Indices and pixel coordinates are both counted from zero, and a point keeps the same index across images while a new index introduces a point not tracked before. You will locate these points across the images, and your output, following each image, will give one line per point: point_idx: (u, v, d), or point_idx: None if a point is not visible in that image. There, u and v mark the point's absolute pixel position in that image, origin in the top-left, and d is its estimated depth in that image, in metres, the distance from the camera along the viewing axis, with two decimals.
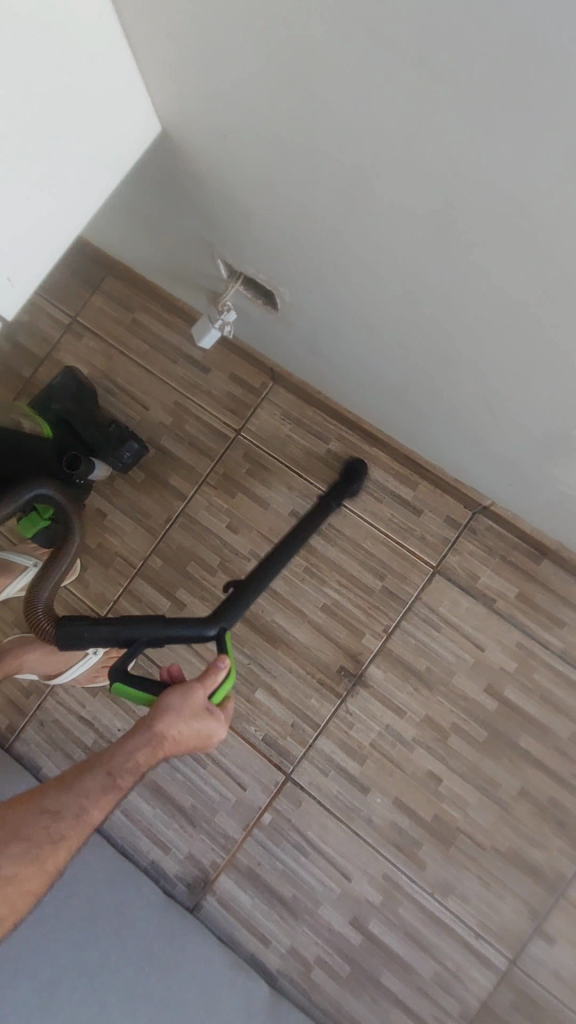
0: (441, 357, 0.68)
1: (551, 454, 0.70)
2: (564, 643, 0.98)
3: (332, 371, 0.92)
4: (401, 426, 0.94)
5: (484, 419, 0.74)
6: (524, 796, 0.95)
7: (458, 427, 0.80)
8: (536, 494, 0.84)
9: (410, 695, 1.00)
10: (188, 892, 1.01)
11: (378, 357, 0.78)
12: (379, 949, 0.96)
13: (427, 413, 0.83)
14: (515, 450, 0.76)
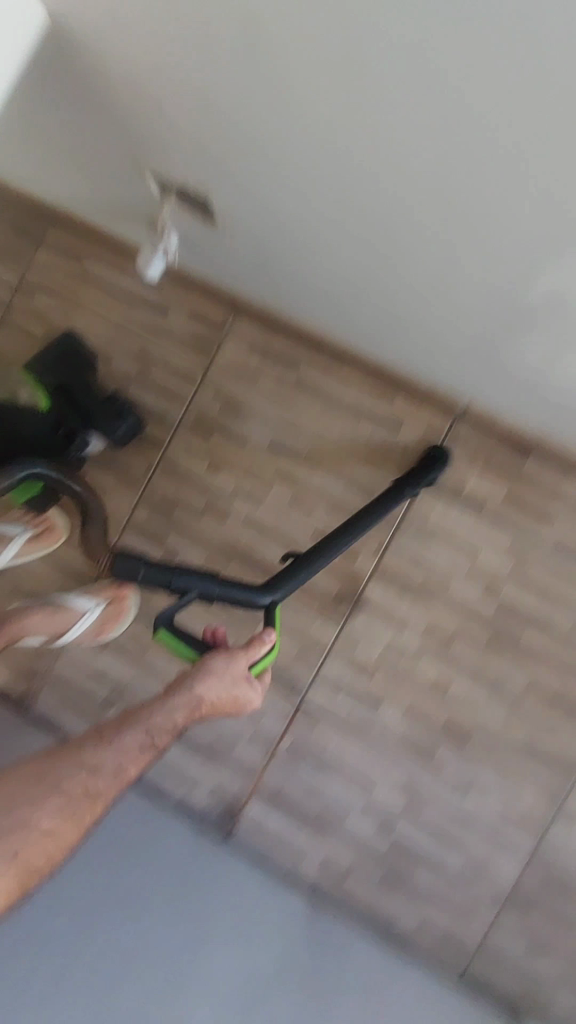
0: (391, 239, 0.63)
1: (520, 341, 0.67)
2: (558, 536, 0.96)
3: (295, 288, 0.88)
4: (370, 335, 0.90)
5: (448, 305, 0.69)
6: (532, 689, 0.97)
7: (427, 327, 0.77)
8: (513, 381, 0.80)
9: (410, 607, 1.00)
10: (219, 820, 1.05)
11: (335, 259, 0.74)
12: (408, 850, 0.99)
13: (391, 312, 0.79)
14: (484, 334, 0.72)
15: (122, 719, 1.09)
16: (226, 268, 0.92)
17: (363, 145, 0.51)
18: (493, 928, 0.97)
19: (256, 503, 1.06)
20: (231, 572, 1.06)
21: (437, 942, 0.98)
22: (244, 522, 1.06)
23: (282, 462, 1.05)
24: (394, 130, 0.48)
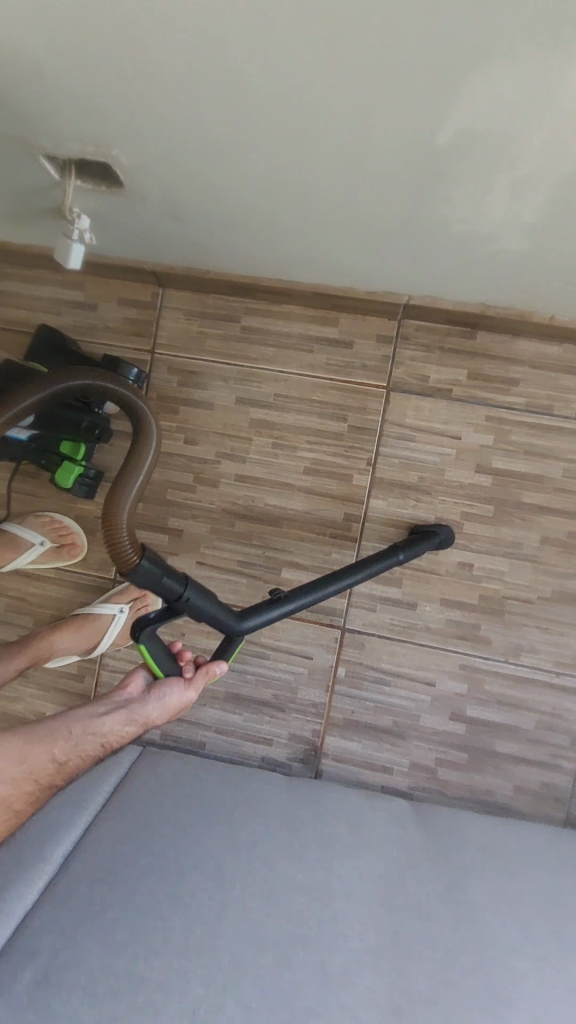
0: (295, 133, 0.64)
1: (447, 199, 0.71)
2: (525, 397, 1.02)
3: (215, 234, 0.89)
4: (298, 255, 0.91)
5: (365, 182, 0.71)
6: (546, 542, 1.02)
7: (356, 221, 0.79)
8: (444, 249, 0.82)
9: (415, 507, 1.05)
10: (305, 763, 1.07)
11: (250, 184, 0.75)
12: (484, 725, 1.04)
13: (314, 216, 0.80)
14: (405, 204, 0.73)
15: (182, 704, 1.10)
16: (141, 234, 0.92)
17: (247, 41, 0.51)
18: None
19: (242, 458, 1.08)
20: (239, 530, 1.08)
21: (536, 798, 1.03)
22: (236, 480, 1.08)
23: (255, 414, 1.08)
24: (271, 13, 0.48)
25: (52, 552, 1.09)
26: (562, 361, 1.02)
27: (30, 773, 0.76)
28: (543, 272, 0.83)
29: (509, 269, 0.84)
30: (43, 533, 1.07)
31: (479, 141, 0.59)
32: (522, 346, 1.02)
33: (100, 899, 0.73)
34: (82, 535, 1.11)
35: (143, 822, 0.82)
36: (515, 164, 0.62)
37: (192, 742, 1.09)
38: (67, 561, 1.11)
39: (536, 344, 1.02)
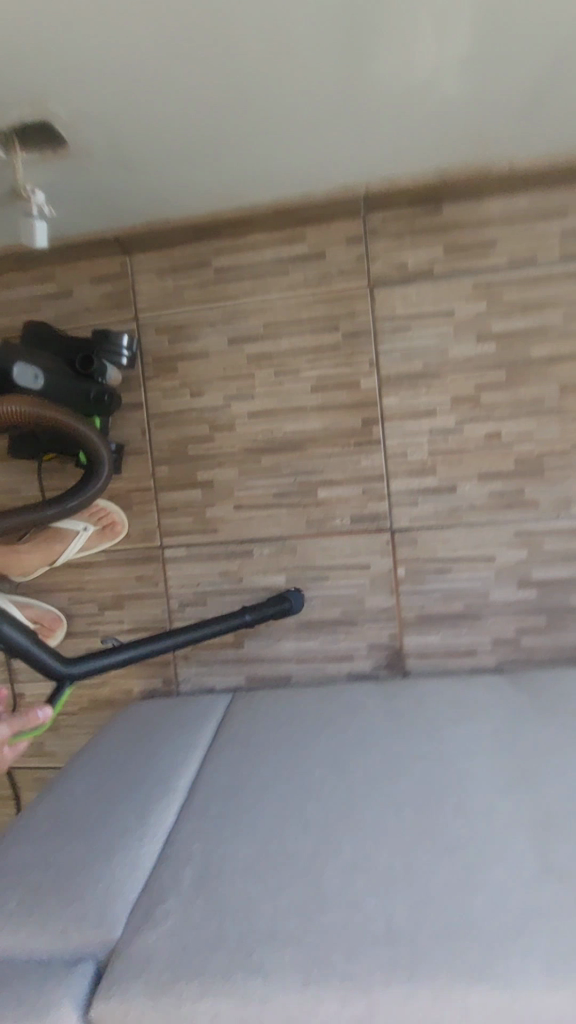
0: (218, 43, 0.65)
1: (381, 65, 0.71)
2: (508, 254, 1.02)
3: (167, 173, 0.90)
4: (250, 171, 0.91)
5: (300, 70, 0.71)
6: (567, 388, 1.02)
7: (299, 116, 0.80)
8: (391, 120, 0.82)
9: (429, 393, 1.05)
10: (390, 668, 1.08)
11: (189, 110, 0.76)
12: (554, 584, 1.04)
13: (256, 123, 0.80)
14: (343, 82, 0.74)
15: (258, 645, 1.12)
16: (95, 194, 0.93)
17: None
18: None
19: (250, 395, 1.09)
20: (266, 464, 1.10)
21: None
22: (250, 417, 1.10)
23: (250, 349, 1.09)
24: None
25: (96, 536, 1.12)
26: (534, 207, 1.01)
27: None
28: (492, 116, 0.82)
29: (460, 122, 0.84)
30: (84, 518, 1.11)
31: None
32: (490, 205, 1.02)
33: (233, 797, 0.71)
34: (121, 512, 1.14)
35: (254, 740, 0.84)
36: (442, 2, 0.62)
37: (277, 676, 1.11)
38: (112, 541, 1.14)
39: (504, 199, 1.01)
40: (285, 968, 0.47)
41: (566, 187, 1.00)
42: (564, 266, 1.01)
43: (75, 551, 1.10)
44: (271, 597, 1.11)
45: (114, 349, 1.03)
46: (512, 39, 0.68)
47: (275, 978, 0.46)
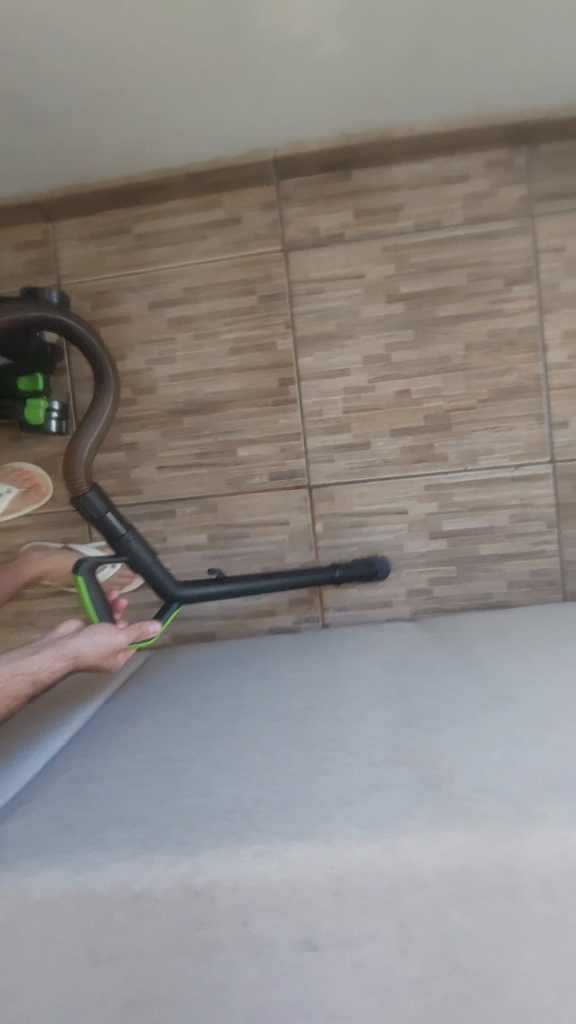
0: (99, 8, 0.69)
1: (259, 33, 0.75)
2: (413, 218, 1.06)
3: (76, 137, 0.93)
4: (157, 136, 0.95)
5: (176, 32, 0.74)
6: (471, 347, 1.06)
7: (194, 83, 0.84)
8: (283, 87, 0.87)
9: (342, 353, 1.09)
10: (309, 621, 1.12)
11: (85, 75, 0.80)
12: (463, 535, 1.08)
13: (154, 90, 0.84)
14: (219, 47, 0.77)
15: (183, 603, 1.14)
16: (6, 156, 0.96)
17: None
18: (563, 547, 1.06)
19: (171, 358, 1.12)
20: (188, 426, 1.12)
21: (532, 586, 1.07)
22: (171, 379, 1.12)
23: (170, 314, 1.12)
24: None
25: (20, 499, 1.14)
26: (438, 175, 1.05)
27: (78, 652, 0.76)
28: (379, 81, 0.87)
29: (346, 85, 0.87)
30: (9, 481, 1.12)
31: None
32: (396, 172, 1.06)
33: (124, 723, 0.72)
34: (46, 474, 1.16)
35: (159, 681, 0.86)
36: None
37: (202, 633, 1.14)
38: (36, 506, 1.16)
39: (409, 166, 1.05)
40: (124, 841, 0.48)
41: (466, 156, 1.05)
42: (466, 231, 1.05)
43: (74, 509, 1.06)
44: (196, 556, 1.13)
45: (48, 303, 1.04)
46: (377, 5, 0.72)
47: (111, 849, 0.48)
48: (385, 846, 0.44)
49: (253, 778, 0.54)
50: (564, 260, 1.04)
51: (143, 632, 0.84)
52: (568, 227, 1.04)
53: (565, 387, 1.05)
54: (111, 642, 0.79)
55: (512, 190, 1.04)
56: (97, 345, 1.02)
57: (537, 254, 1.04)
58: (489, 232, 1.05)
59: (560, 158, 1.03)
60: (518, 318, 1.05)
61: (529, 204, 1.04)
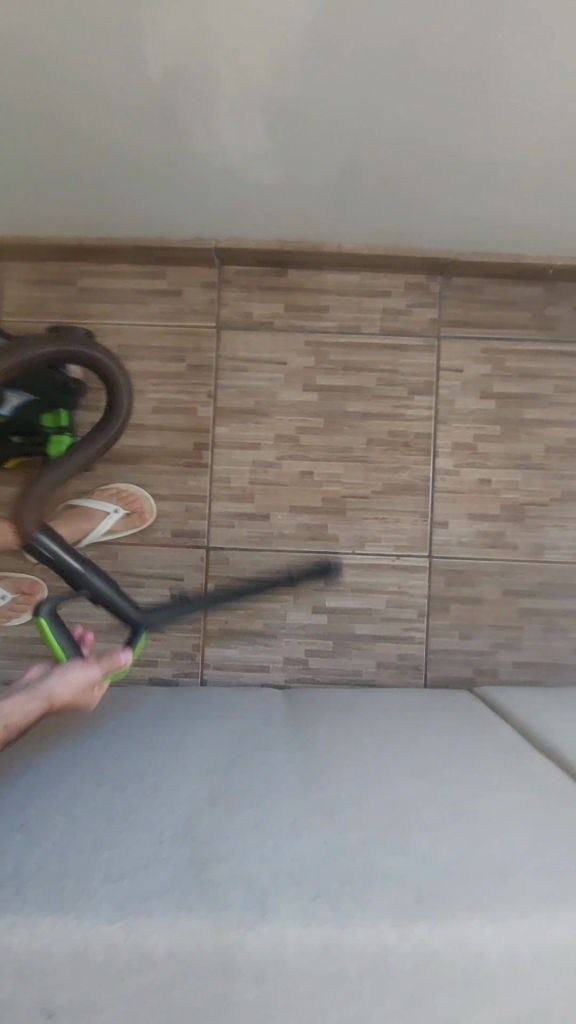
0: (49, 116, 0.78)
1: (194, 163, 0.86)
2: (336, 320, 1.17)
3: (29, 207, 1.01)
4: (107, 218, 1.04)
5: (120, 144, 0.83)
6: (372, 442, 1.16)
7: (139, 186, 0.94)
8: (220, 203, 0.98)
9: (256, 429, 1.17)
10: (189, 675, 1.16)
11: (38, 165, 0.89)
12: (343, 612, 1.16)
13: (102, 185, 0.93)
14: (161, 162, 0.87)
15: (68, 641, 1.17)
16: None
17: None
18: (430, 635, 1.16)
19: (96, 407, 1.18)
20: (102, 472, 1.17)
21: (398, 668, 1.16)
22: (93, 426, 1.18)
23: None
24: None
25: None
26: (363, 286, 1.17)
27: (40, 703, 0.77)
28: (307, 209, 0.99)
29: (277, 208, 0.98)
30: None
31: (184, 103, 0.74)
32: (326, 277, 1.17)
33: None
34: None
35: None
36: (221, 104, 0.74)
37: None
38: None
39: (338, 274, 1.17)
40: None
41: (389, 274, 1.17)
42: (381, 339, 1.17)
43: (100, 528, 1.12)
44: (88, 598, 1.17)
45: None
46: (296, 156, 0.84)
47: None
48: (128, 926, 0.50)
49: (52, 843, 0.59)
50: (461, 380, 1.16)
51: (114, 657, 0.89)
52: (468, 353, 1.17)
53: (448, 491, 1.16)
54: (86, 675, 0.82)
55: (424, 312, 1.17)
56: (105, 359, 0.99)
57: (440, 370, 1.16)
58: (400, 344, 1.17)
59: (468, 292, 1.17)
60: (416, 424, 1.17)
61: (438, 327, 1.17)
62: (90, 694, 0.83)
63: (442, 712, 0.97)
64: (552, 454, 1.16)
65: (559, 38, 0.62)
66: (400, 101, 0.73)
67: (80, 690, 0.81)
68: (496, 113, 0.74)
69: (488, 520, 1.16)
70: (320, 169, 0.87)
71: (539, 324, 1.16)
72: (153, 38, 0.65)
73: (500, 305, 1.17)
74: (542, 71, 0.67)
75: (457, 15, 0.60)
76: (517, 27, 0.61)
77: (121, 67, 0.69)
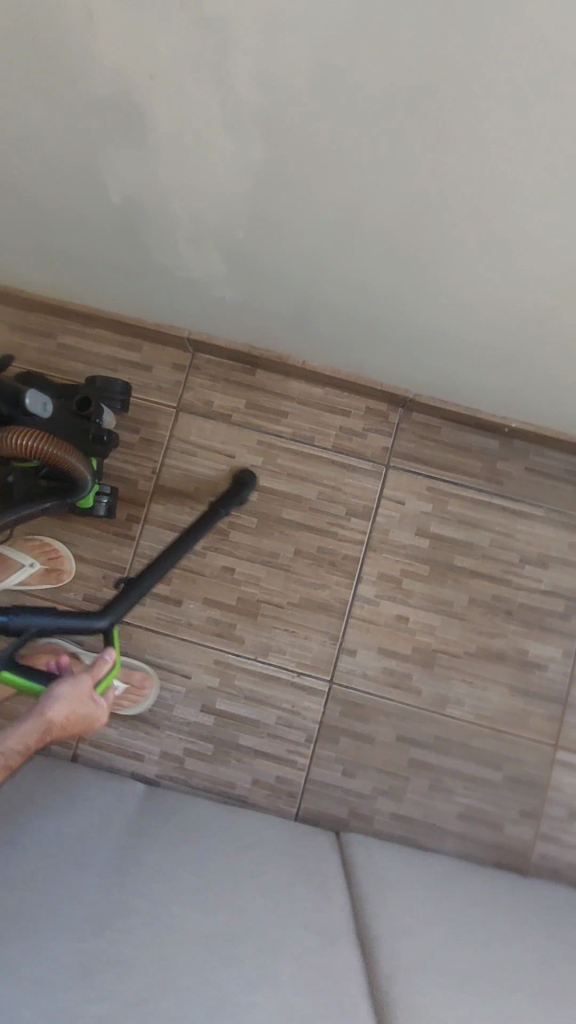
0: (26, 205, 0.82)
1: (160, 273, 0.89)
2: (291, 428, 1.18)
3: (15, 270, 1.06)
4: (89, 295, 1.08)
5: (92, 246, 0.87)
6: (299, 553, 1.16)
7: (113, 283, 0.97)
8: (190, 309, 1.01)
9: (189, 514, 1.17)
10: (63, 746, 1.13)
11: (20, 243, 0.93)
12: (230, 719, 1.13)
13: (79, 273, 0.97)
14: (130, 268, 0.91)
15: None
16: None
17: None
18: (313, 764, 1.12)
19: None
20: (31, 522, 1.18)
21: (272, 791, 1.11)
22: None
23: None
24: None
25: None
26: (325, 401, 1.18)
27: (36, 731, 0.81)
28: (271, 331, 1.02)
29: (242, 324, 1.01)
30: None
31: (147, 227, 0.78)
32: (292, 385, 1.19)
33: None
34: None
35: None
36: (183, 232, 0.77)
37: None
38: None
39: (303, 385, 1.19)
40: None
41: (354, 395, 1.18)
42: (330, 455, 1.17)
43: (11, 581, 1.10)
44: None
45: (111, 396, 1.10)
46: (254, 288, 0.87)
47: None
48: None
49: None
50: (400, 513, 1.16)
51: (98, 664, 0.86)
52: (413, 487, 1.17)
53: (363, 620, 1.14)
54: (74, 689, 0.83)
55: (379, 439, 1.18)
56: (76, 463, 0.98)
57: (381, 498, 1.17)
58: (349, 464, 1.17)
59: (425, 429, 1.18)
60: (347, 545, 1.16)
61: (388, 456, 1.17)
62: (85, 707, 0.84)
63: (286, 859, 0.93)
64: (474, 607, 1.15)
65: (498, 261, 0.66)
66: (341, 265, 0.76)
67: (68, 711, 0.82)
68: (431, 292, 0.77)
69: (397, 659, 1.13)
70: (280, 302, 0.90)
71: (488, 475, 1.17)
72: (115, 168, 0.67)
73: (454, 449, 1.18)
74: (483, 281, 0.71)
75: (403, 216, 0.63)
76: (448, 235, 0.64)
77: (86, 180, 0.71)
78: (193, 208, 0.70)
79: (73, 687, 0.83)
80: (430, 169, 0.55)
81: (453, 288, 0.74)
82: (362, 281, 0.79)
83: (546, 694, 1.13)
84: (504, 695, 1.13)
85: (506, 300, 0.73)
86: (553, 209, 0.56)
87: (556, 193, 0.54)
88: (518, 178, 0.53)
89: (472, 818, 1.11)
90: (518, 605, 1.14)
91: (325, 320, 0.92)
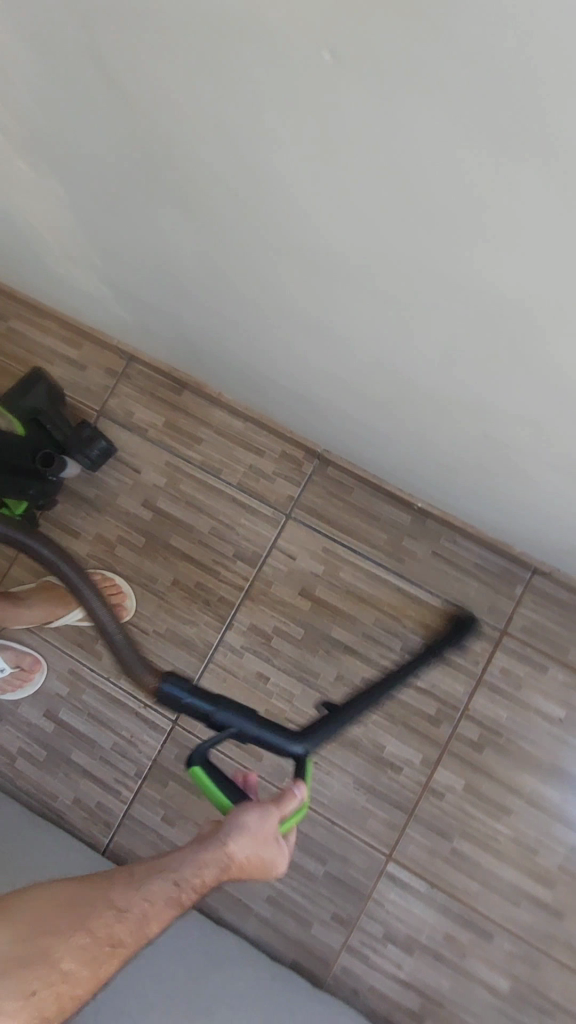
0: None
1: (55, 280, 0.90)
2: (202, 456, 1.15)
3: None
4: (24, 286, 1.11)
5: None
6: (177, 584, 1.12)
7: (26, 280, 0.99)
8: (99, 320, 1.01)
9: (84, 520, 1.17)
10: None
11: None
12: (69, 731, 1.12)
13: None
14: (31, 270, 0.92)
15: None
16: None
17: None
18: (135, 801, 1.08)
19: None
20: None
21: (88, 815, 1.09)
22: None
23: None
24: None
25: None
26: (242, 437, 1.14)
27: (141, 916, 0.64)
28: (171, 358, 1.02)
29: (146, 345, 1.02)
30: None
31: (20, 232, 0.78)
32: (214, 412, 1.15)
33: None
34: None
35: None
36: (51, 241, 0.77)
37: None
38: None
39: (224, 416, 1.15)
40: None
41: (273, 435, 1.13)
42: (233, 494, 1.13)
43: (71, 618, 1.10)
44: None
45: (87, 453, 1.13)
46: (136, 316, 0.88)
47: None
48: None
49: None
50: (288, 568, 1.10)
51: (286, 796, 0.74)
52: (308, 545, 1.11)
53: (222, 668, 1.09)
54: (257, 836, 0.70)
55: (287, 487, 1.12)
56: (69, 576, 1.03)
57: (273, 548, 1.11)
58: (249, 506, 1.13)
59: (336, 486, 1.11)
60: (227, 588, 1.11)
61: (291, 505, 1.12)
62: (267, 848, 0.71)
63: None
64: (340, 685, 1.06)
65: (306, 336, 0.66)
66: (191, 314, 0.77)
67: (253, 849, 0.70)
68: (274, 359, 0.76)
69: None
70: (165, 332, 0.88)
71: (391, 550, 1.08)
72: None
73: (361, 514, 1.10)
74: (303, 354, 0.70)
75: (210, 274, 0.64)
76: (258, 300, 0.64)
77: None
78: (52, 222, 0.70)
79: (264, 816, 0.72)
80: (210, 227, 0.56)
81: (287, 356, 0.73)
82: (212, 333, 0.79)
83: (394, 799, 1.03)
84: (347, 788, 1.04)
85: (344, 379, 0.71)
86: (321, 291, 0.56)
87: (314, 272, 0.54)
88: (280, 251, 0.54)
89: (280, 907, 1.03)
90: (387, 696, 1.05)
91: (212, 361, 0.90)
